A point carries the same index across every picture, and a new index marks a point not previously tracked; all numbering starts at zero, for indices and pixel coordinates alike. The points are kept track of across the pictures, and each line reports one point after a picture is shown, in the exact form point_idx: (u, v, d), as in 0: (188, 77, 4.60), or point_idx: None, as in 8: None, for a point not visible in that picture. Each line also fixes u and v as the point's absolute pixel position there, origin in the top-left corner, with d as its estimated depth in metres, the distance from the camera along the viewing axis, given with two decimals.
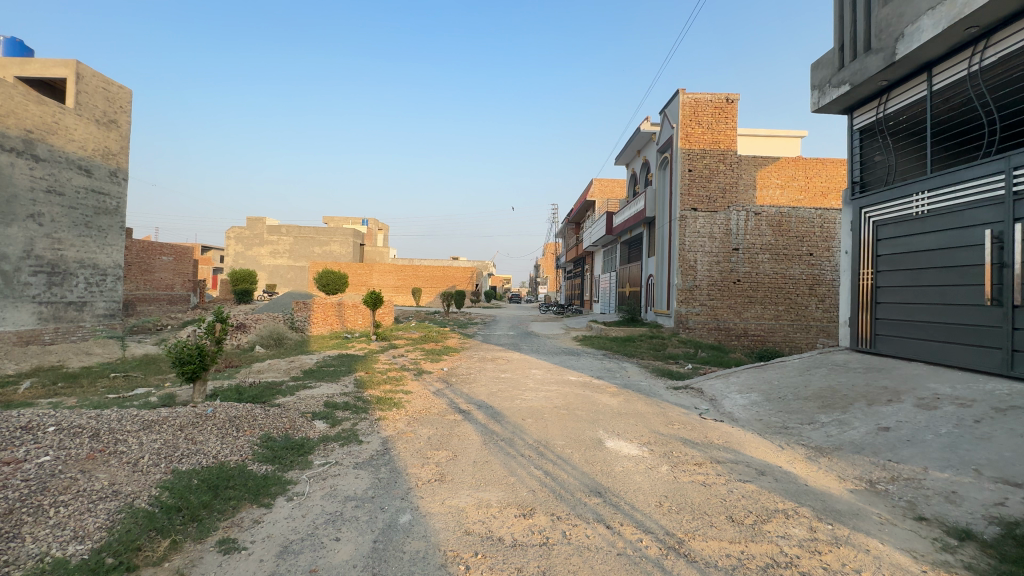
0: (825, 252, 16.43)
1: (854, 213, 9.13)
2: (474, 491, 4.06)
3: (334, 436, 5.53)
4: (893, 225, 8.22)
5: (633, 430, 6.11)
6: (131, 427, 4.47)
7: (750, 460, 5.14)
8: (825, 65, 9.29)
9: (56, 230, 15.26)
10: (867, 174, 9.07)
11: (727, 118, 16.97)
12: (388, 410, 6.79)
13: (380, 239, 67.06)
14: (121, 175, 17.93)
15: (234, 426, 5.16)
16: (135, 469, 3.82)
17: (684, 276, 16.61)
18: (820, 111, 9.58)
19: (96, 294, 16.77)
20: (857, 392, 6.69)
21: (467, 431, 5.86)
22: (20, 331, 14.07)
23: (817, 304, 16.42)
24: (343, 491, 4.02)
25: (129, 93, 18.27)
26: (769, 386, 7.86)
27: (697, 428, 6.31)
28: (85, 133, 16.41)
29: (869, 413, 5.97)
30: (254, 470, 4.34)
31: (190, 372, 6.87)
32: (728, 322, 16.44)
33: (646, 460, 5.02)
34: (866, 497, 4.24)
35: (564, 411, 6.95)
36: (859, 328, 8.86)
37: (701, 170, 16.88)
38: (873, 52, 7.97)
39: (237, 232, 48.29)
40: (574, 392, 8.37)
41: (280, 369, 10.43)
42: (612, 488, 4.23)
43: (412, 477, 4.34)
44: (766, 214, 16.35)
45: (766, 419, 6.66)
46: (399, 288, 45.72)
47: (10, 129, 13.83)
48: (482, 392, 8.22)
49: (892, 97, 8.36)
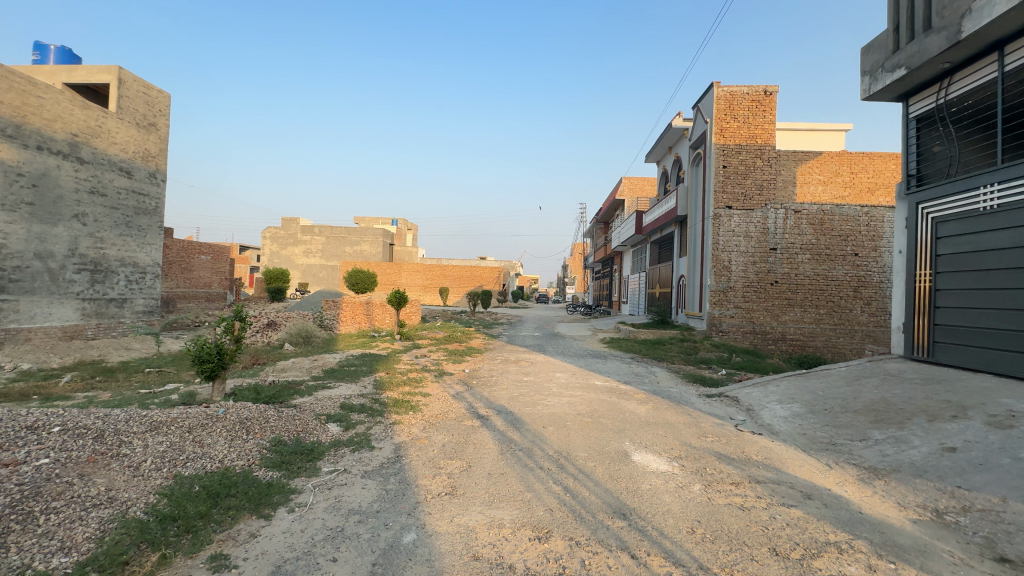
0: (871, 252, 15.36)
1: (909, 209, 8.39)
2: (486, 509, 3.72)
3: (345, 440, 5.31)
4: (955, 222, 7.48)
5: (661, 441, 5.68)
6: (138, 428, 4.35)
7: (794, 480, 4.64)
8: (876, 49, 8.57)
9: (99, 230, 15.83)
10: (925, 166, 8.29)
11: (765, 111, 16.10)
12: (405, 414, 6.55)
13: (409, 240, 67.94)
14: (160, 177, 18.52)
15: (245, 429, 5.01)
16: (136, 474, 3.68)
17: (717, 277, 15.88)
18: (870, 99, 8.84)
19: (135, 291, 17.33)
20: (915, 406, 6.04)
21: (485, 438, 5.56)
22: (65, 326, 14.63)
23: (862, 307, 15.34)
24: (348, 503, 3.77)
25: (167, 97, 18.83)
26: (812, 397, 7.24)
27: (733, 442, 5.80)
28: (127, 136, 16.99)
29: (930, 431, 5.34)
30: (259, 477, 4.14)
31: (209, 370, 6.83)
32: (764, 325, 15.61)
33: (676, 477, 4.59)
34: (933, 531, 3.70)
35: (588, 418, 6.56)
36: (915, 335, 8.11)
37: (736, 167, 16.09)
38: (934, 31, 7.23)
39: (272, 232, 49.58)
40: (599, 398, 7.94)
41: (303, 367, 10.41)
42: (638, 509, 3.83)
43: (421, 490, 4.05)
44: (807, 211, 15.58)
45: (809, 433, 6.08)
46: (427, 287, 45.97)
47: (56, 132, 14.42)
48: (503, 396, 7.91)
49: (955, 80, 7.59)
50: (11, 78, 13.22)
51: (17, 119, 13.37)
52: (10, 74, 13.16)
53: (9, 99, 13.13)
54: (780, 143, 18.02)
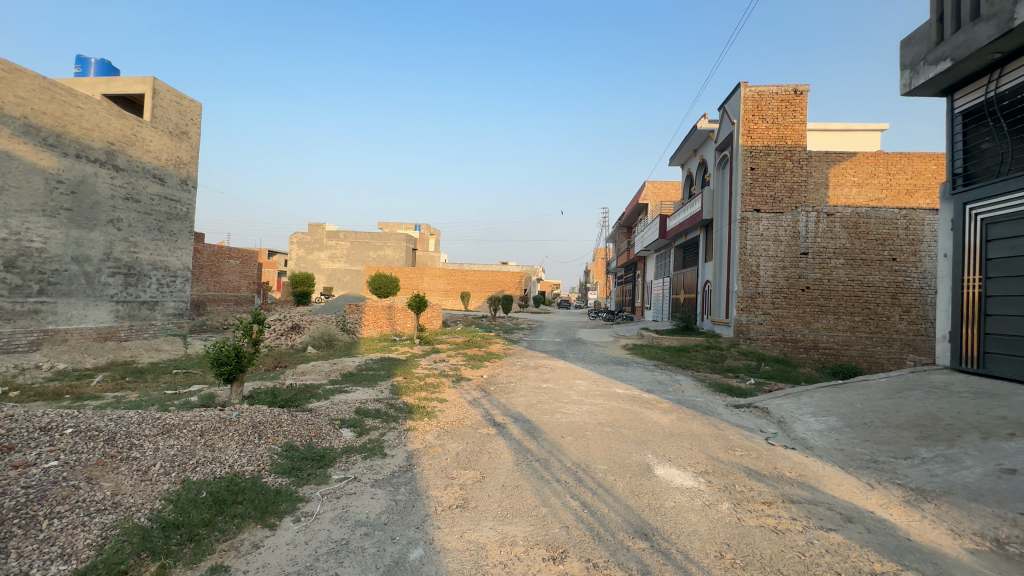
0: (910, 257, 14.59)
1: (956, 210, 7.86)
2: (499, 526, 3.52)
3: (358, 447, 5.20)
4: (1008, 224, 6.95)
5: (686, 454, 5.37)
6: (149, 431, 4.32)
7: (833, 501, 4.29)
8: (917, 40, 8.09)
9: (132, 235, 16.33)
10: (973, 164, 7.76)
11: (796, 111, 15.53)
12: (420, 420, 6.41)
13: (432, 244, 68.36)
14: (191, 183, 19.03)
15: (257, 433, 4.95)
16: (143, 478, 3.63)
17: (745, 283, 15.34)
18: (911, 94, 8.36)
19: (166, 294, 17.81)
20: (966, 422, 5.58)
21: (500, 448, 5.37)
22: (99, 327, 15.12)
23: (901, 315, 14.56)
24: (356, 514, 3.63)
25: (199, 106, 19.36)
26: (849, 410, 6.79)
27: (764, 457, 5.45)
28: (160, 144, 17.53)
29: (985, 449, 4.90)
30: (267, 484, 4.03)
31: (227, 372, 6.85)
32: (795, 333, 14.98)
33: (702, 494, 4.30)
34: (995, 564, 3.32)
35: (608, 429, 6.29)
36: (963, 344, 7.56)
37: (765, 168, 15.57)
38: (983, 19, 6.76)
39: (299, 237, 50.64)
40: (621, 407, 7.64)
41: (322, 371, 10.44)
42: (661, 529, 3.58)
43: (432, 502, 3.87)
44: (840, 215, 14.79)
45: (848, 449, 5.68)
46: (449, 292, 46.08)
47: (94, 141, 14.96)
48: (520, 403, 7.70)
49: (1007, 72, 7.08)
50: (54, 89, 13.80)
51: (58, 128, 13.93)
52: (52, 86, 13.74)
53: (51, 109, 13.69)
54: (812, 144, 17.38)
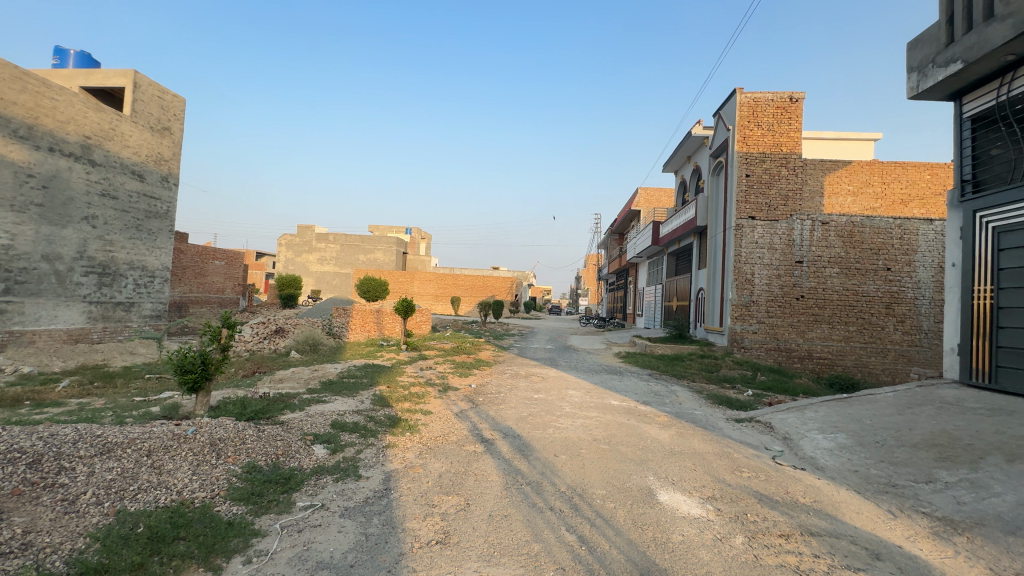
0: (905, 266, 14.40)
1: (965, 218, 7.58)
2: (483, 569, 3.02)
3: (330, 467, 4.68)
4: (1020, 232, 6.66)
5: (690, 476, 4.94)
6: (86, 452, 3.79)
7: (856, 534, 3.86)
8: (925, 42, 7.82)
9: (108, 233, 15.57)
10: (982, 170, 7.50)
11: (791, 118, 15.32)
12: (401, 436, 5.91)
13: (423, 249, 67.69)
14: (172, 181, 18.30)
15: (215, 452, 4.41)
16: (68, 511, 3.11)
17: (739, 291, 15.02)
18: (918, 97, 8.09)
19: (143, 295, 17.05)
20: (987, 443, 5.21)
21: (488, 468, 4.89)
22: (70, 329, 14.37)
23: (895, 325, 14.33)
24: (318, 553, 3.13)
25: (183, 101, 18.67)
26: (860, 427, 6.40)
27: (775, 479, 5.02)
28: (140, 139, 16.82)
29: (1012, 474, 4.53)
30: (219, 514, 3.50)
31: (191, 381, 6.25)
32: (790, 342, 14.68)
33: (712, 525, 3.85)
34: None
35: (605, 446, 5.83)
36: (972, 358, 7.25)
37: (760, 175, 15.28)
38: (997, 19, 6.46)
39: (287, 240, 49.82)
40: (616, 421, 7.19)
41: (302, 378, 9.84)
42: (670, 571, 3.12)
43: (408, 538, 3.38)
44: (835, 223, 14.70)
45: (863, 471, 5.27)
46: (439, 296, 45.48)
47: (69, 134, 14.29)
48: (511, 416, 7.21)
49: (1020, 75, 6.79)
50: (26, 79, 13.16)
51: (30, 120, 13.24)
52: (25, 76, 13.09)
53: (23, 100, 13.04)
54: (807, 152, 17.21)
